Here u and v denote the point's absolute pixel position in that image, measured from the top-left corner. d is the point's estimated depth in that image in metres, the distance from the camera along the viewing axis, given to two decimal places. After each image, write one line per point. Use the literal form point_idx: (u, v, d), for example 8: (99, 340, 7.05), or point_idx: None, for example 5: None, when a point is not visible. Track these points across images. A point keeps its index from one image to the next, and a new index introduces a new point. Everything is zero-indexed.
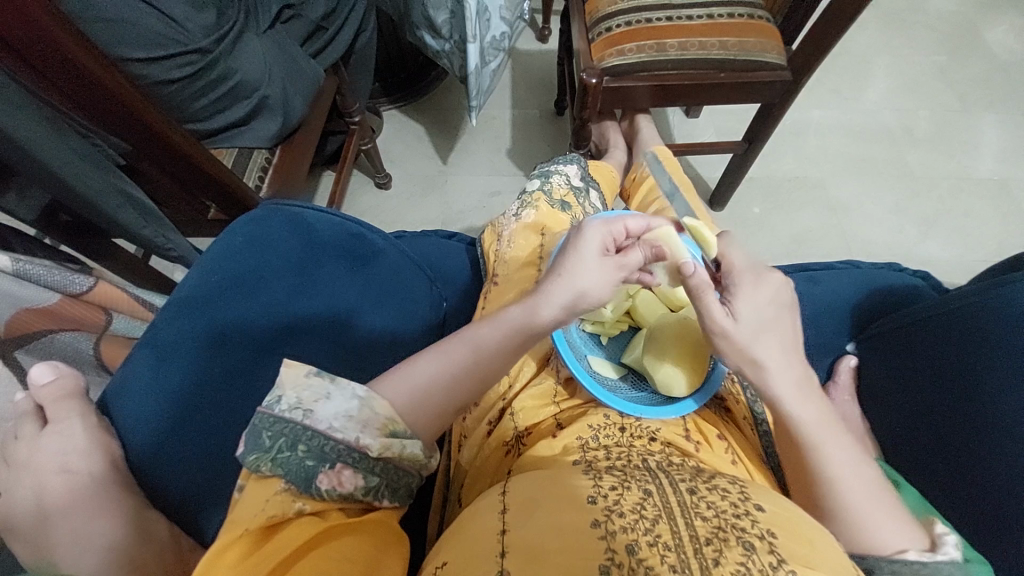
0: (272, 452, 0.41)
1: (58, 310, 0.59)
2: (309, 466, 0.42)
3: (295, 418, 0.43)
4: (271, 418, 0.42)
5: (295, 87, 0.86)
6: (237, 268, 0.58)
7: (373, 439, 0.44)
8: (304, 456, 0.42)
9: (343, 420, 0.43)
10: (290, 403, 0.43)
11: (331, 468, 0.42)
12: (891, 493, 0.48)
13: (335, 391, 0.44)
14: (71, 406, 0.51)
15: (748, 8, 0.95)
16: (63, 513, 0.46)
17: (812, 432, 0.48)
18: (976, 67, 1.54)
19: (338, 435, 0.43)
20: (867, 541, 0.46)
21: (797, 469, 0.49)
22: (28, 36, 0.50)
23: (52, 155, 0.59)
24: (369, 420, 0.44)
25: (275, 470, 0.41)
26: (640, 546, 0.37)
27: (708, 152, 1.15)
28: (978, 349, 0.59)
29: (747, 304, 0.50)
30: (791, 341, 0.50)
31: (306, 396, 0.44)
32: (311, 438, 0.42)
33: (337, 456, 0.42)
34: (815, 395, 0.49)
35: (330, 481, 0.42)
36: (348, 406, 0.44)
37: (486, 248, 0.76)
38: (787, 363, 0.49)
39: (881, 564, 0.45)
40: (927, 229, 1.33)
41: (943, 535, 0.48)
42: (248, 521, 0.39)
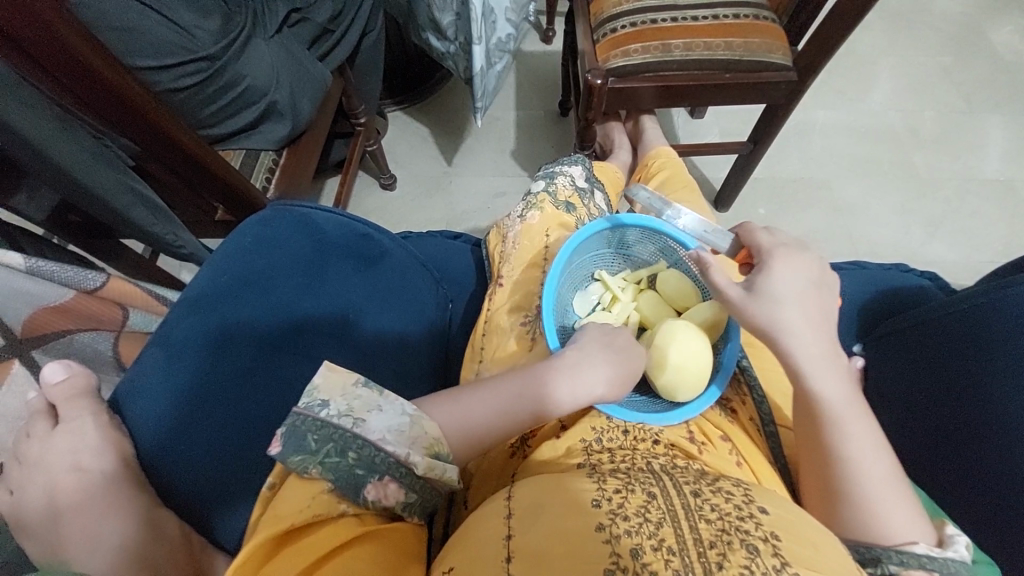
0: (319, 455, 0.42)
1: (74, 307, 0.59)
2: (358, 474, 0.43)
3: (345, 425, 0.43)
4: (318, 422, 0.43)
5: (303, 91, 0.86)
6: (247, 268, 0.59)
7: (420, 457, 0.44)
8: (354, 463, 0.42)
9: (394, 434, 0.44)
10: (339, 409, 0.44)
11: (379, 480, 0.43)
12: (907, 488, 0.48)
13: (388, 405, 0.45)
14: (82, 405, 0.52)
15: (753, 8, 0.95)
16: (77, 511, 0.47)
17: (833, 409, 0.50)
18: (982, 67, 1.53)
19: (389, 448, 0.43)
20: (881, 528, 0.46)
21: (815, 445, 0.50)
22: (42, 41, 0.50)
23: (61, 152, 0.59)
24: (417, 437, 0.45)
25: (323, 474, 0.42)
26: (644, 550, 0.37)
27: (712, 153, 1.15)
28: (987, 351, 0.59)
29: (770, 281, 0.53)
30: (814, 313, 0.53)
31: (357, 405, 0.45)
32: (361, 446, 0.43)
33: (386, 468, 0.43)
34: (840, 376, 0.51)
35: (376, 492, 0.43)
36: (399, 421, 0.45)
37: (491, 249, 0.76)
38: (813, 336, 0.52)
39: (889, 554, 0.45)
40: (933, 230, 1.33)
41: (953, 536, 0.48)
42: (293, 517, 0.41)
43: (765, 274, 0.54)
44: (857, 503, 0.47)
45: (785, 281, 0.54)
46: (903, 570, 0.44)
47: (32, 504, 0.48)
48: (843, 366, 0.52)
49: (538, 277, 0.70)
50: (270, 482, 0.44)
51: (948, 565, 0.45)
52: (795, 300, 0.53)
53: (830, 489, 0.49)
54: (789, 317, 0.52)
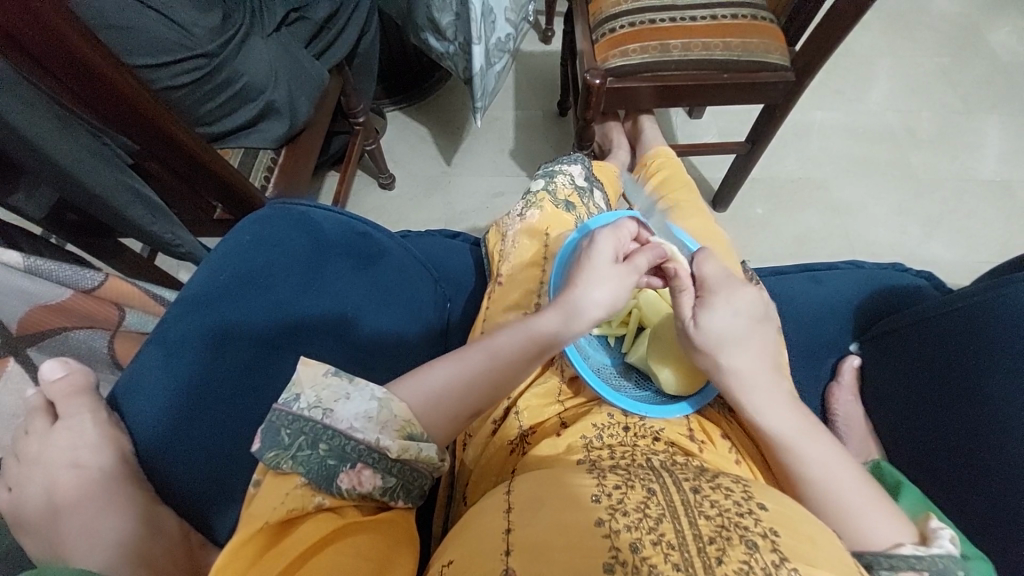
0: (291, 450, 0.42)
1: (70, 306, 0.59)
2: (331, 465, 0.42)
3: (315, 417, 0.43)
4: (290, 416, 0.43)
5: (301, 88, 0.86)
6: (246, 267, 0.58)
7: (392, 441, 0.44)
8: (326, 454, 0.42)
9: (363, 421, 0.44)
10: (309, 402, 0.44)
11: (352, 468, 0.43)
12: (880, 495, 0.49)
13: (356, 391, 0.45)
14: (81, 403, 0.52)
15: (752, 9, 0.96)
16: (74, 509, 0.46)
17: (788, 436, 0.51)
18: (979, 68, 1.54)
19: (359, 436, 0.43)
20: (859, 540, 0.47)
21: (779, 471, 0.51)
22: (41, 37, 0.50)
23: (58, 147, 0.59)
24: (387, 421, 0.45)
25: (297, 468, 0.41)
26: (644, 544, 0.37)
27: (711, 152, 1.15)
28: (982, 349, 0.59)
29: (716, 315, 0.54)
30: (756, 348, 0.54)
31: (326, 395, 0.44)
32: (331, 437, 0.42)
33: (358, 456, 0.43)
34: (786, 403, 0.53)
35: (350, 481, 0.43)
36: (367, 407, 0.44)
37: (491, 247, 0.76)
38: (756, 371, 0.53)
39: (878, 560, 0.45)
40: (930, 230, 1.33)
41: (937, 530, 0.49)
42: (269, 514, 0.40)
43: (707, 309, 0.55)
44: (834, 520, 0.48)
45: (730, 318, 0.54)
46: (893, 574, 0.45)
47: (30, 501, 0.48)
48: (787, 394, 0.53)
49: (538, 276, 0.70)
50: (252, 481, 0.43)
51: (937, 562, 0.45)
52: (739, 340, 0.54)
53: (806, 508, 0.49)
54: (734, 359, 0.53)
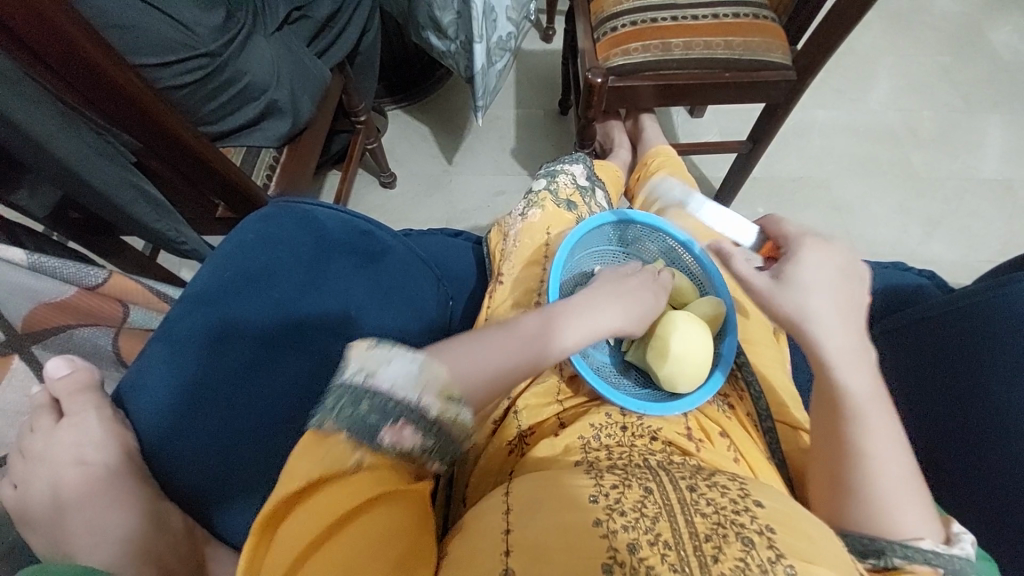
0: (333, 410, 0.40)
1: (75, 303, 0.60)
2: (372, 421, 0.40)
3: (358, 380, 0.41)
4: (334, 382, 0.41)
5: (304, 89, 0.87)
6: (249, 265, 0.59)
7: (433, 401, 0.41)
8: (368, 412, 0.40)
9: (405, 381, 0.41)
10: (356, 370, 0.41)
11: (394, 424, 0.40)
12: (921, 486, 0.48)
13: (398, 356, 0.42)
14: (86, 400, 0.52)
15: (753, 8, 0.95)
16: (82, 505, 0.48)
17: (859, 403, 0.49)
18: (981, 67, 1.53)
19: (400, 395, 0.41)
20: (886, 523, 0.46)
21: (829, 439, 0.50)
22: (44, 35, 0.50)
23: (62, 146, 0.60)
24: (430, 382, 0.42)
25: (338, 425, 0.39)
26: (641, 544, 0.38)
27: (712, 152, 1.15)
28: (983, 348, 0.59)
29: (805, 269, 0.54)
30: (848, 305, 0.53)
31: (371, 361, 0.42)
32: (373, 396, 0.40)
33: (399, 413, 0.40)
34: (869, 368, 0.51)
35: (393, 437, 0.40)
36: (409, 368, 0.42)
37: (492, 247, 0.76)
38: (843, 328, 0.52)
39: (893, 548, 0.45)
40: (931, 229, 1.33)
41: (959, 533, 0.47)
42: (306, 473, 0.38)
43: (796, 263, 0.55)
44: (866, 498, 0.47)
45: (813, 270, 0.54)
46: (906, 563, 0.44)
47: (36, 497, 0.49)
48: (872, 362, 0.52)
49: (539, 274, 0.70)
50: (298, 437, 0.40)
51: (952, 562, 0.45)
52: (825, 291, 0.53)
53: (842, 482, 0.49)
54: (820, 306, 0.52)
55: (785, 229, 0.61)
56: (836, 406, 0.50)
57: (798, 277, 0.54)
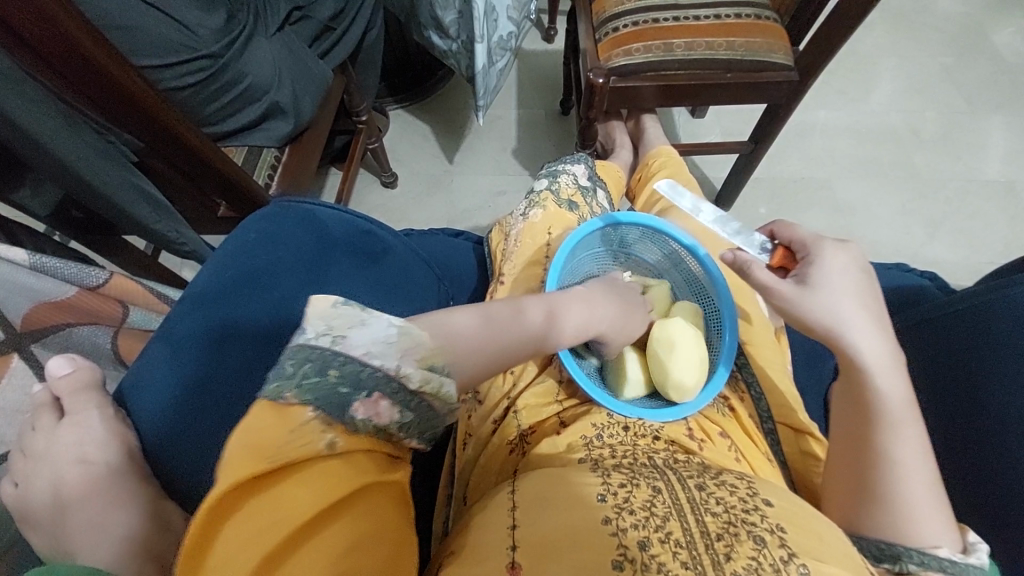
0: (295, 379, 0.36)
1: (74, 303, 0.60)
2: (343, 394, 0.36)
3: (325, 345, 0.38)
4: (298, 347, 0.38)
5: (304, 89, 0.87)
6: (249, 265, 0.59)
7: (413, 369, 0.39)
8: (337, 382, 0.36)
9: (381, 346, 0.39)
10: (318, 330, 0.38)
11: (368, 397, 0.37)
12: (944, 496, 0.48)
13: (370, 317, 0.40)
14: (88, 398, 0.53)
15: (755, 9, 0.95)
16: (81, 503, 0.47)
17: (894, 410, 0.49)
18: (983, 68, 1.53)
19: (376, 363, 0.38)
20: (906, 528, 0.46)
21: (858, 445, 0.50)
22: (50, 37, 0.51)
23: (62, 143, 0.59)
24: (408, 349, 0.40)
25: (303, 398, 0.35)
26: (651, 543, 0.38)
27: (714, 152, 1.15)
28: (984, 350, 0.59)
29: (820, 273, 0.54)
30: (870, 307, 0.53)
31: (338, 323, 0.39)
32: (343, 363, 0.37)
33: (375, 385, 0.37)
34: (904, 378, 0.51)
35: (366, 411, 0.37)
36: (385, 333, 0.39)
37: (493, 247, 0.76)
38: (872, 333, 0.52)
39: (909, 553, 0.45)
40: (933, 231, 1.33)
41: (974, 542, 0.47)
42: (272, 455, 0.33)
43: (816, 268, 0.55)
44: (889, 503, 0.47)
45: (836, 273, 0.54)
46: (921, 569, 0.44)
47: (36, 496, 0.48)
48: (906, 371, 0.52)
49: (539, 274, 0.70)
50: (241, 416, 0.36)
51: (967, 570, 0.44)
52: (851, 294, 0.53)
53: (865, 485, 0.49)
54: (844, 308, 0.52)
55: (790, 227, 0.60)
56: (866, 410, 0.50)
57: (822, 279, 0.54)
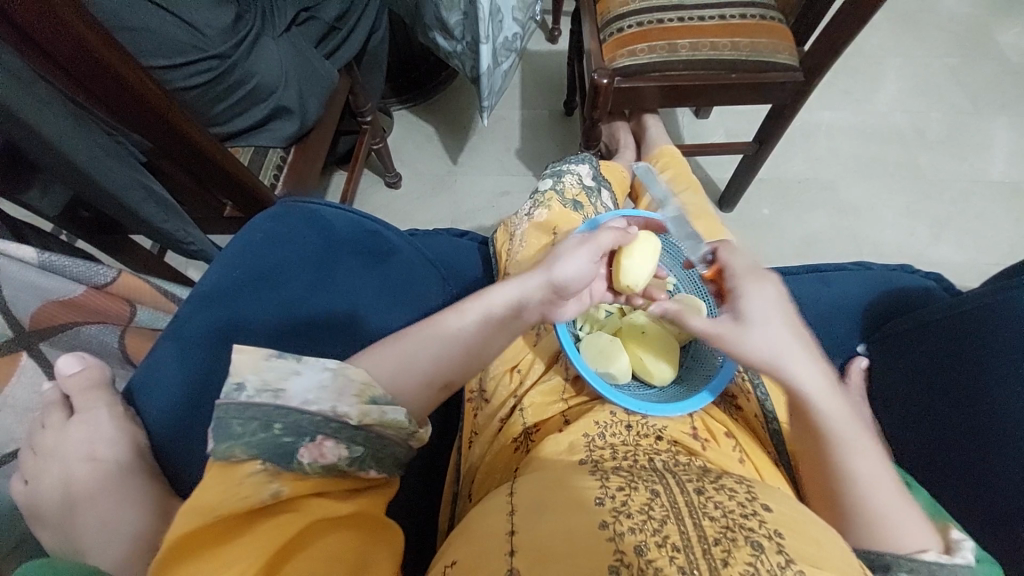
0: (244, 438, 0.38)
1: (83, 302, 0.61)
2: (286, 442, 0.39)
3: (266, 400, 0.40)
4: (238, 406, 0.40)
5: (310, 90, 0.87)
6: (258, 264, 0.59)
7: (351, 407, 0.42)
8: (280, 433, 0.39)
9: (317, 392, 0.42)
10: (256, 387, 0.41)
11: (312, 442, 0.40)
12: (911, 498, 0.48)
13: (303, 367, 0.43)
14: (100, 396, 0.53)
15: (760, 9, 0.95)
16: (93, 500, 0.47)
17: (836, 425, 0.49)
18: (989, 68, 1.53)
19: (313, 408, 0.41)
20: (884, 541, 0.46)
21: (818, 462, 0.50)
22: (61, 40, 0.51)
23: (74, 147, 0.60)
24: (344, 387, 0.43)
25: (249, 453, 0.38)
26: (648, 547, 0.38)
27: (718, 153, 1.15)
28: (990, 351, 0.59)
29: (752, 301, 0.53)
30: (800, 331, 0.52)
31: (272, 377, 0.42)
32: (285, 415, 0.40)
33: (316, 429, 0.40)
34: (837, 390, 0.50)
35: (311, 454, 0.40)
36: (320, 377, 0.43)
37: (498, 246, 0.76)
38: (804, 355, 0.51)
39: (901, 563, 0.45)
40: (938, 232, 1.33)
41: (958, 540, 0.48)
42: (218, 507, 0.37)
43: (743, 299, 0.54)
44: (866, 518, 0.47)
45: (765, 304, 0.53)
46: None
47: (47, 493, 0.49)
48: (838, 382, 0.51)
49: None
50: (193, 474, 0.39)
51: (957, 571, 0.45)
52: (786, 321, 0.52)
53: (839, 503, 0.48)
54: (783, 338, 0.51)
55: (728, 254, 0.60)
56: (812, 429, 0.50)
57: (756, 309, 0.53)
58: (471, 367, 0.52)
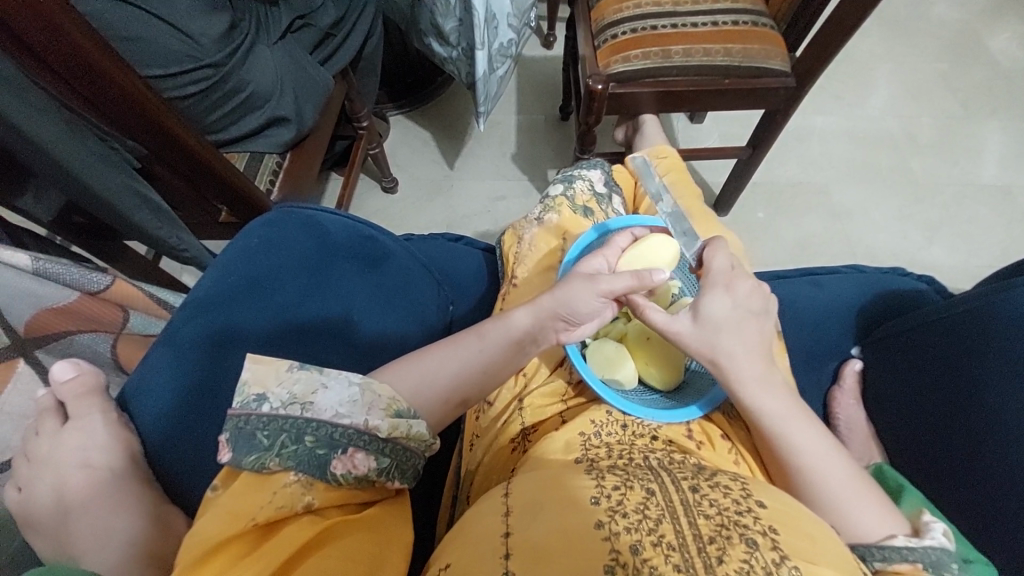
0: (274, 449, 0.41)
1: (75, 308, 0.60)
2: (320, 455, 0.42)
3: (294, 412, 0.43)
4: (262, 418, 0.42)
5: (306, 97, 0.87)
6: (253, 270, 0.59)
7: (381, 420, 0.44)
8: (313, 445, 0.42)
9: (348, 405, 0.44)
10: (283, 400, 0.43)
11: (344, 453, 0.42)
12: (870, 482, 0.51)
13: (332, 380, 0.45)
14: (92, 403, 0.53)
15: (752, 16, 0.97)
16: (86, 508, 0.48)
17: (775, 423, 0.51)
18: (979, 73, 1.55)
19: (346, 421, 0.43)
20: (850, 532, 0.49)
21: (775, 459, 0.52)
22: (54, 47, 0.52)
23: (66, 151, 0.60)
24: (372, 402, 0.45)
25: (283, 464, 0.41)
26: (644, 546, 0.38)
27: (712, 157, 1.16)
28: (981, 352, 0.60)
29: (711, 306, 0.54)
30: (752, 341, 0.54)
31: (299, 390, 0.44)
32: (317, 428, 0.42)
33: (348, 441, 0.42)
34: (775, 386, 0.52)
35: (344, 466, 0.42)
36: (349, 393, 0.45)
37: (505, 251, 0.75)
38: (748, 359, 0.53)
39: (872, 551, 0.47)
40: (932, 235, 1.34)
41: (931, 523, 0.51)
42: (254, 513, 0.39)
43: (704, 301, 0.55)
44: (825, 510, 0.49)
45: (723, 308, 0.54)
46: (886, 565, 0.47)
47: (41, 499, 0.49)
48: (778, 377, 0.53)
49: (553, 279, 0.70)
50: (211, 485, 0.41)
51: (930, 554, 0.48)
52: (732, 330, 0.53)
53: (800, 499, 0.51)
54: (728, 347, 0.53)
55: (714, 252, 0.59)
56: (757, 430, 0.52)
57: (706, 316, 0.54)
58: (489, 384, 0.54)
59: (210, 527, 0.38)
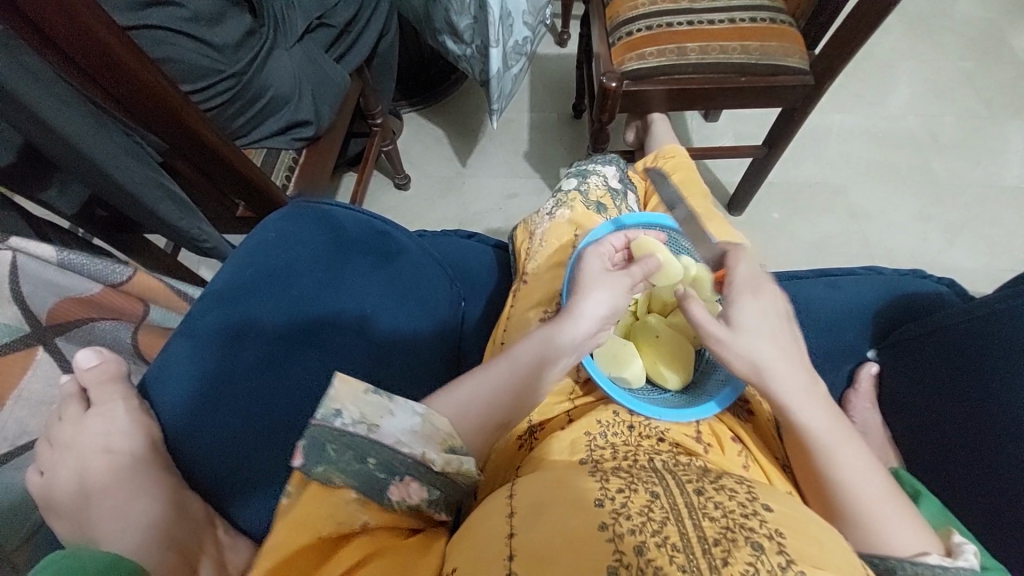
0: (340, 464, 0.42)
1: (99, 299, 0.62)
2: (380, 478, 0.43)
3: (361, 432, 0.43)
4: (335, 432, 0.42)
5: (322, 95, 0.88)
6: (270, 264, 0.61)
7: (436, 454, 0.44)
8: (374, 468, 0.42)
9: (409, 435, 0.44)
10: (352, 417, 0.43)
11: (401, 481, 0.43)
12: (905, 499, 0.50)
13: (398, 408, 0.45)
14: (114, 390, 0.55)
15: (770, 12, 0.95)
16: (107, 491, 0.50)
17: (821, 437, 0.50)
18: (1004, 71, 1.51)
19: (406, 450, 0.44)
20: (882, 542, 0.47)
21: (809, 468, 0.51)
22: (85, 45, 0.54)
23: (101, 151, 0.62)
24: (431, 435, 0.45)
25: (348, 482, 0.42)
26: (648, 547, 0.38)
27: (727, 157, 1.14)
28: (1001, 356, 0.59)
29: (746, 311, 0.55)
30: (785, 344, 0.54)
31: (370, 412, 0.44)
32: (380, 452, 0.43)
33: (406, 471, 0.43)
34: (820, 400, 0.52)
35: (399, 493, 0.44)
36: (411, 422, 0.45)
37: (518, 246, 0.76)
38: (791, 367, 0.53)
39: (903, 565, 0.45)
40: (952, 237, 1.31)
41: (961, 545, 0.49)
42: (320, 526, 0.42)
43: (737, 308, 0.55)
44: (859, 524, 0.48)
45: (760, 316, 0.55)
46: None
47: (62, 483, 0.50)
48: (823, 392, 0.53)
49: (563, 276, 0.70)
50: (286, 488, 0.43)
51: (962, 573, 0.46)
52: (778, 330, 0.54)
53: (830, 509, 0.49)
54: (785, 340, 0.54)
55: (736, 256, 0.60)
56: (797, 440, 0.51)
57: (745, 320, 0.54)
58: (517, 402, 0.52)
59: (284, 533, 0.41)
